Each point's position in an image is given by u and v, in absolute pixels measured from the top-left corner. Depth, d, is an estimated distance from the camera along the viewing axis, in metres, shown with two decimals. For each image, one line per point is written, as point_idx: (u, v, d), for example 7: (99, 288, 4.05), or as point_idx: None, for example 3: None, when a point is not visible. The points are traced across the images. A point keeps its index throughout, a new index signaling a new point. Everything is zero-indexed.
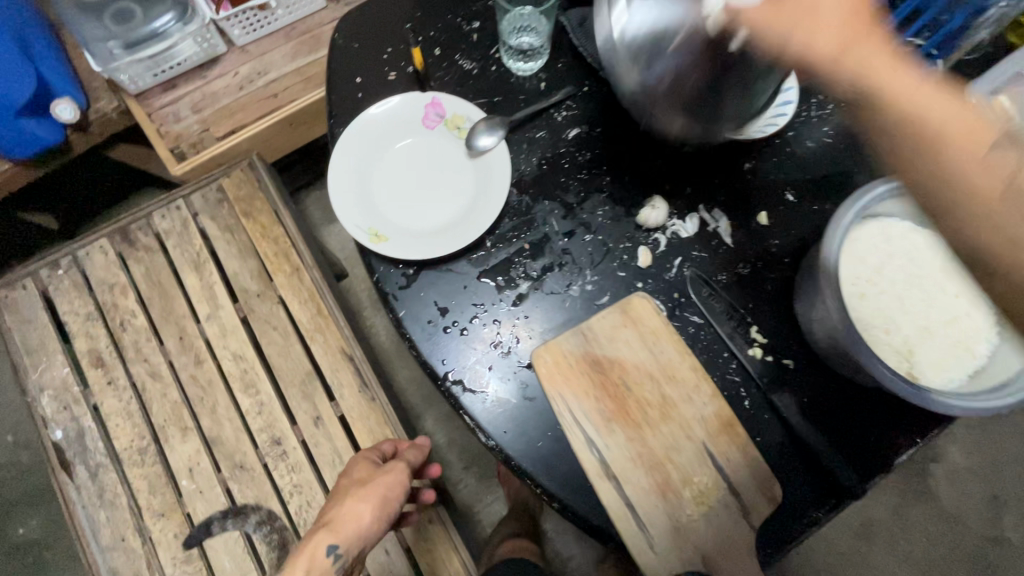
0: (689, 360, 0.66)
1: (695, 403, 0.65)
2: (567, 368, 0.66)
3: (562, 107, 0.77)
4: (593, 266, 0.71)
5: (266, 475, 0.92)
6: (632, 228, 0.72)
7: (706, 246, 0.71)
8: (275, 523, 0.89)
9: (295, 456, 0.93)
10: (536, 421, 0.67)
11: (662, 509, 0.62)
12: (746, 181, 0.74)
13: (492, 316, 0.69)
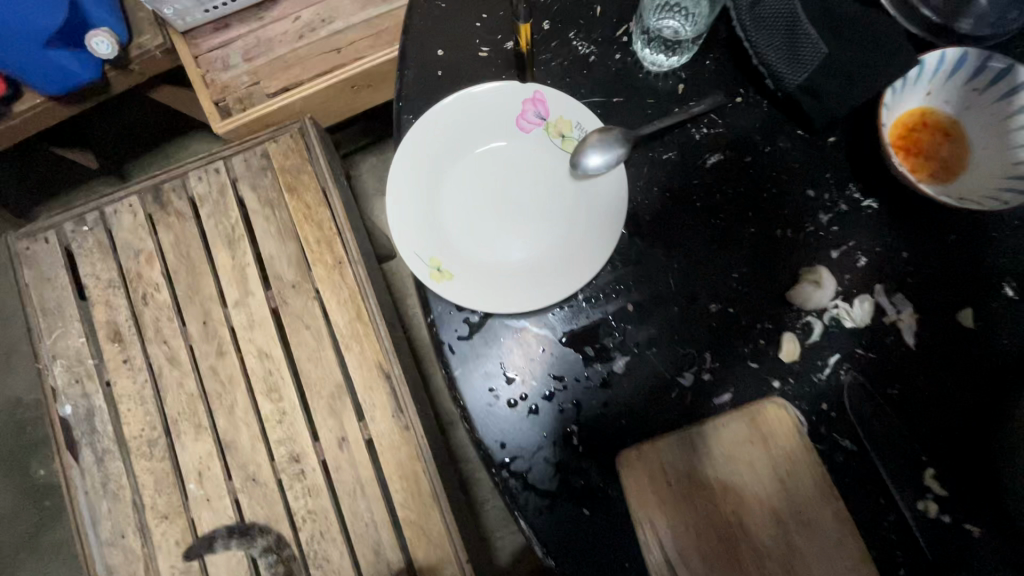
0: (833, 503, 0.49)
1: (833, 565, 0.47)
2: (664, 486, 0.49)
3: (703, 122, 0.57)
4: (714, 347, 0.53)
5: (279, 496, 0.81)
6: (775, 303, 0.54)
7: (876, 343, 0.52)
8: (284, 551, 0.80)
9: (314, 481, 0.82)
10: (609, 543, 0.50)
11: None
12: (948, 260, 0.53)
13: (571, 394, 0.53)
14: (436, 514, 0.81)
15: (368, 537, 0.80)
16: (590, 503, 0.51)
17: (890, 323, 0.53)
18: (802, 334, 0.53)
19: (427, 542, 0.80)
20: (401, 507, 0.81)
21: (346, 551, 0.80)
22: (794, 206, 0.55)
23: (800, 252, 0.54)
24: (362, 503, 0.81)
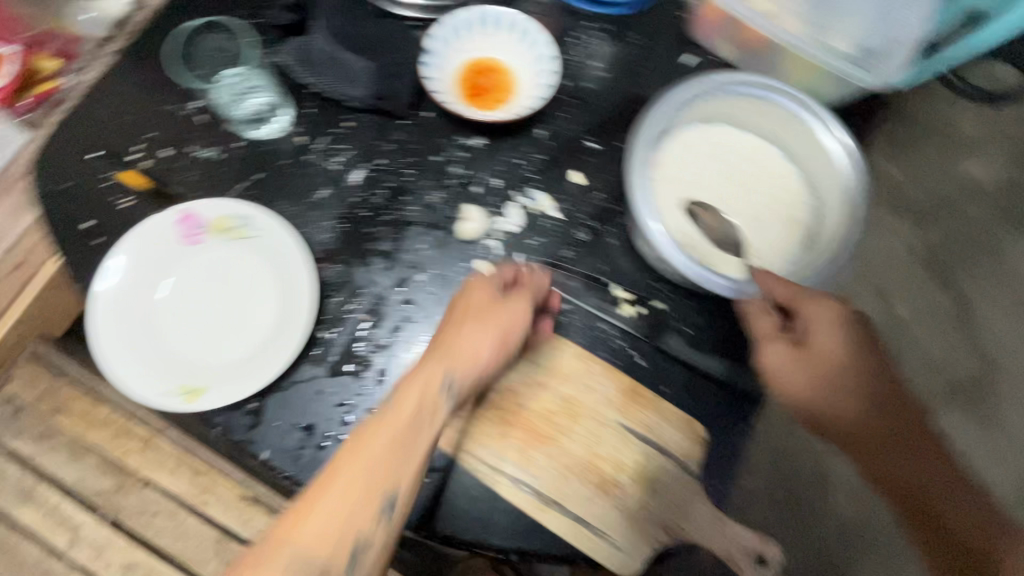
0: (571, 350, 0.64)
1: (593, 388, 0.63)
2: (462, 420, 0.61)
3: (332, 154, 0.68)
4: (440, 303, 0.65)
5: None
6: (460, 246, 0.67)
7: (538, 229, 0.68)
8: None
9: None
10: (456, 487, 0.61)
11: (608, 505, 0.60)
12: (546, 149, 0.71)
13: (362, 408, 0.62)
14: None
15: None
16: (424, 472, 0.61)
17: (538, 211, 0.68)
18: (488, 256, 0.67)
19: None
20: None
21: None
22: (431, 173, 0.69)
23: (453, 202, 0.68)
24: None
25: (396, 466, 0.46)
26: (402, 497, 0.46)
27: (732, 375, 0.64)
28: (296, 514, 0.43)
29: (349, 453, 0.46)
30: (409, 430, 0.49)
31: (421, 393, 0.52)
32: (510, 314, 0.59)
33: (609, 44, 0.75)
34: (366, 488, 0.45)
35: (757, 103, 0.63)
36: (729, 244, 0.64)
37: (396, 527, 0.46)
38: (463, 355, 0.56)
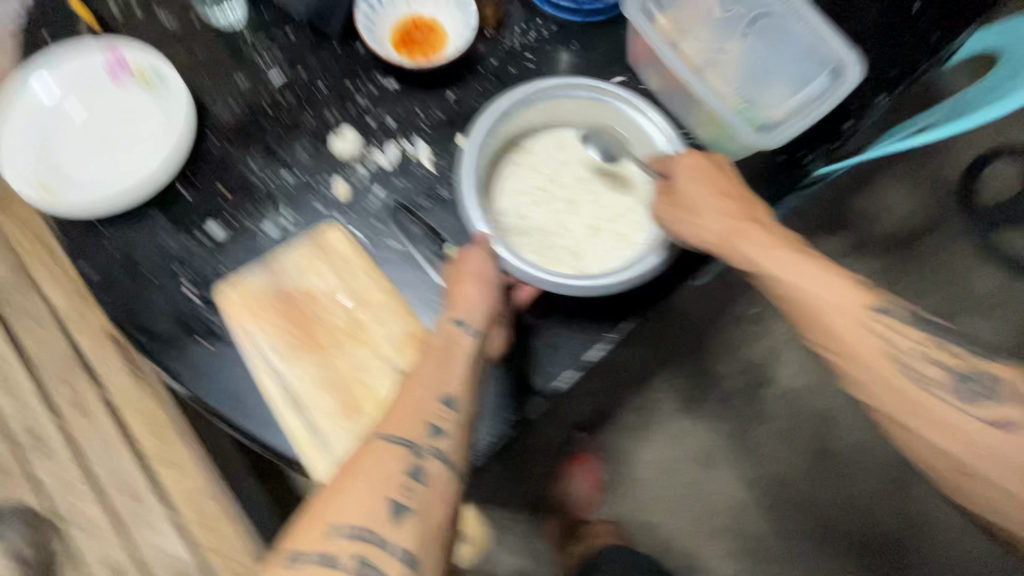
0: (381, 284, 0.67)
1: (385, 323, 0.65)
2: (256, 304, 0.65)
3: (264, 52, 0.76)
4: (291, 202, 0.71)
5: (42, 482, 0.91)
6: (332, 162, 0.73)
7: (406, 174, 0.72)
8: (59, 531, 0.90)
9: (73, 459, 0.91)
10: (227, 361, 0.64)
11: (346, 430, 0.62)
12: (447, 111, 0.75)
13: (183, 262, 0.68)
14: (184, 445, 0.92)
15: (119, 481, 0.91)
16: (207, 337, 0.65)
17: (414, 158, 0.73)
18: (353, 180, 0.72)
19: (174, 468, 0.92)
20: (153, 459, 0.91)
21: (100, 504, 0.91)
22: (339, 95, 0.75)
23: (345, 125, 0.74)
24: (114, 455, 0.91)
25: (403, 425, 0.55)
26: (430, 458, 0.54)
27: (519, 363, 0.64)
28: (316, 518, 0.51)
29: (359, 461, 0.53)
30: (420, 403, 0.56)
31: (422, 384, 0.57)
32: (465, 293, 0.60)
33: (546, 41, 0.79)
34: (388, 470, 0.52)
35: (609, 108, 0.67)
36: (560, 237, 0.67)
37: (428, 500, 0.52)
38: (439, 341, 0.59)
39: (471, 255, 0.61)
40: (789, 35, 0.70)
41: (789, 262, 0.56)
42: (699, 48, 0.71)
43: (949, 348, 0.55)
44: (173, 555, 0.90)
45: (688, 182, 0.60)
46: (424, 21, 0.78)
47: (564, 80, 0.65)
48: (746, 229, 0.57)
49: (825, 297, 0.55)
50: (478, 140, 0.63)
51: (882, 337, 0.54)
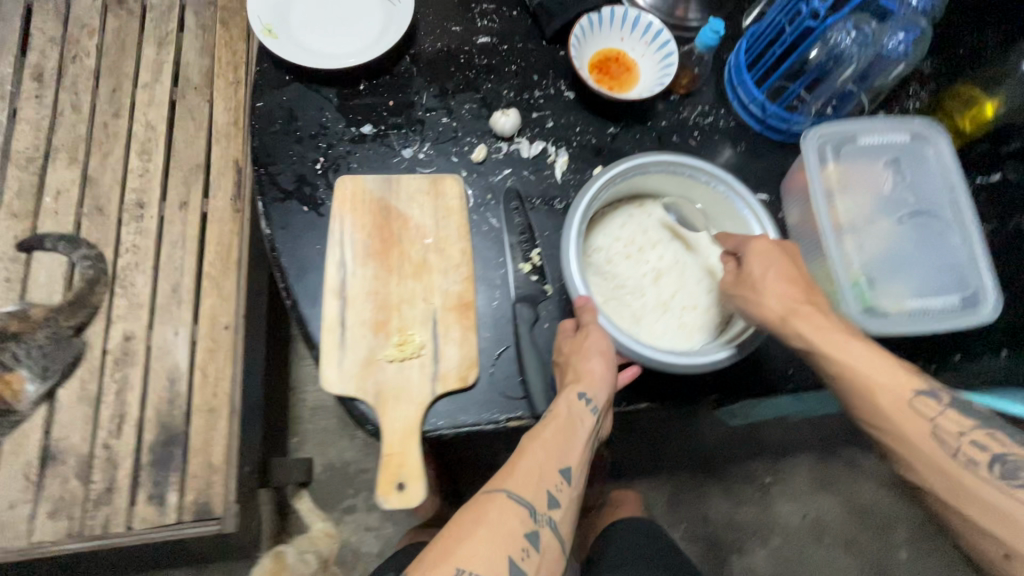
0: (463, 245, 0.72)
1: (447, 277, 0.70)
2: (360, 202, 0.72)
3: (486, 16, 0.84)
4: (434, 141, 0.78)
5: (112, 244, 0.98)
6: (485, 129, 0.79)
7: (537, 171, 0.78)
8: (95, 291, 0.94)
9: (145, 240, 0.99)
10: (312, 231, 0.72)
11: (365, 342, 0.67)
12: (601, 142, 0.80)
13: (327, 139, 0.76)
14: (234, 278, 0.99)
15: (171, 277, 0.98)
16: (310, 204, 0.73)
17: (551, 162, 0.78)
18: (493, 151, 0.78)
19: (217, 295, 0.98)
20: (206, 278, 0.98)
21: (150, 282, 0.97)
22: (522, 80, 0.82)
23: (513, 104, 0.80)
24: (179, 252, 0.99)
25: (525, 487, 0.60)
26: (547, 525, 0.59)
27: (533, 378, 0.67)
28: (442, 553, 0.55)
29: (480, 511, 0.58)
30: (542, 468, 0.61)
31: (543, 447, 0.61)
32: (582, 370, 0.61)
33: (718, 132, 0.82)
34: (511, 529, 0.57)
35: (734, 212, 0.68)
36: (631, 299, 0.69)
37: (539, 563, 0.58)
38: (564, 414, 0.62)
39: (587, 335, 0.63)
40: (942, 246, 0.69)
41: (853, 351, 0.57)
42: (856, 209, 0.70)
43: (1008, 436, 0.55)
44: (171, 365, 0.93)
45: (761, 265, 0.60)
46: (622, 59, 0.83)
47: (706, 168, 0.66)
48: (802, 309, 0.58)
49: (882, 396, 0.57)
50: (605, 179, 0.66)
51: (939, 431, 0.56)
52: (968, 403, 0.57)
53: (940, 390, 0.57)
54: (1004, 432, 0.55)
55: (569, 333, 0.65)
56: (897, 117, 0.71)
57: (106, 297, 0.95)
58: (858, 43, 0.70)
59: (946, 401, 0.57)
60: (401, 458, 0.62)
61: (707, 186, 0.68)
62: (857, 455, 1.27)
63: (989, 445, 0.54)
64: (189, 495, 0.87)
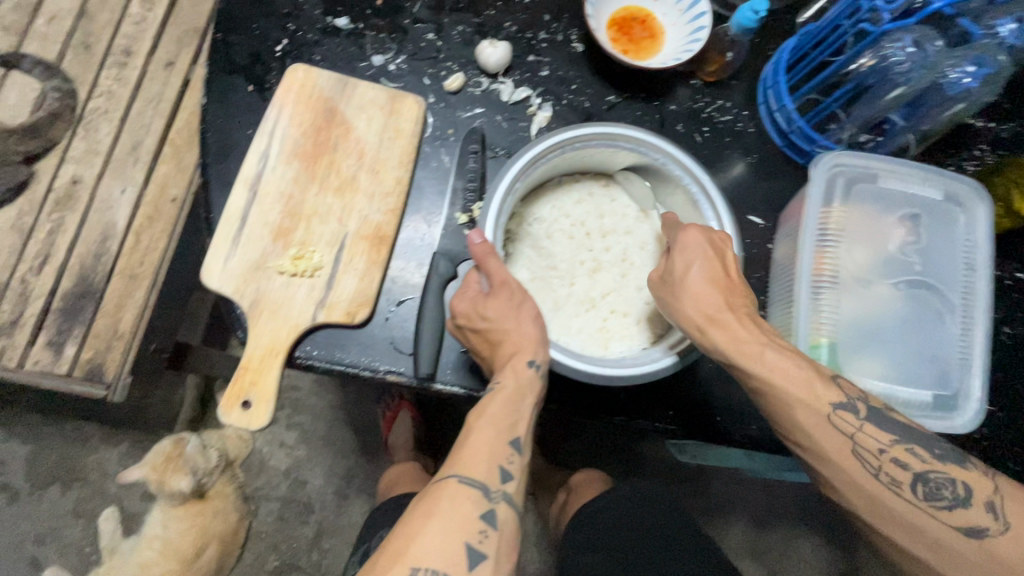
0: (401, 174, 0.65)
1: (371, 203, 0.63)
2: (306, 97, 0.65)
3: None
4: (411, 57, 0.69)
5: (88, 83, 0.95)
6: (471, 59, 0.70)
7: (512, 120, 0.68)
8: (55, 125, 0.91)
9: (121, 89, 0.95)
10: (249, 115, 0.66)
11: (262, 246, 0.61)
12: (594, 108, 0.70)
13: (297, 22, 0.69)
14: (197, 153, 0.95)
15: (134, 134, 0.94)
16: (256, 86, 0.67)
17: (530, 114, 0.69)
18: (471, 85, 0.69)
19: (175, 165, 0.94)
20: (169, 145, 0.94)
21: (113, 132, 0.93)
22: (531, 16, 0.71)
23: (510, 40, 0.70)
24: (150, 111, 0.95)
25: (475, 466, 0.52)
26: (503, 502, 0.51)
27: (425, 338, 0.59)
28: (392, 556, 0.47)
29: (430, 502, 0.50)
30: (492, 442, 0.53)
31: (491, 423, 0.53)
32: (516, 341, 0.55)
33: (732, 135, 0.70)
34: (462, 515, 0.49)
35: (700, 220, 0.61)
36: (556, 281, 0.65)
37: (499, 542, 0.49)
38: (513, 383, 0.53)
39: (501, 298, 0.56)
40: (936, 332, 0.58)
41: (768, 363, 0.51)
42: (852, 262, 0.59)
43: (933, 452, 0.50)
44: (108, 221, 0.90)
45: (683, 261, 0.56)
46: (647, 23, 0.71)
47: (687, 163, 0.59)
48: (720, 317, 0.53)
49: (799, 410, 0.51)
50: (565, 138, 0.59)
51: (860, 450, 0.50)
52: (888, 413, 0.51)
53: (858, 399, 0.51)
54: (926, 445, 0.50)
55: (473, 292, 0.58)
56: (931, 168, 0.60)
57: (66, 134, 0.92)
58: (914, 61, 0.57)
59: (866, 414, 0.50)
60: (256, 375, 0.58)
61: (682, 184, 0.61)
62: (801, 534, 1.16)
63: (912, 464, 0.49)
64: (87, 353, 0.85)
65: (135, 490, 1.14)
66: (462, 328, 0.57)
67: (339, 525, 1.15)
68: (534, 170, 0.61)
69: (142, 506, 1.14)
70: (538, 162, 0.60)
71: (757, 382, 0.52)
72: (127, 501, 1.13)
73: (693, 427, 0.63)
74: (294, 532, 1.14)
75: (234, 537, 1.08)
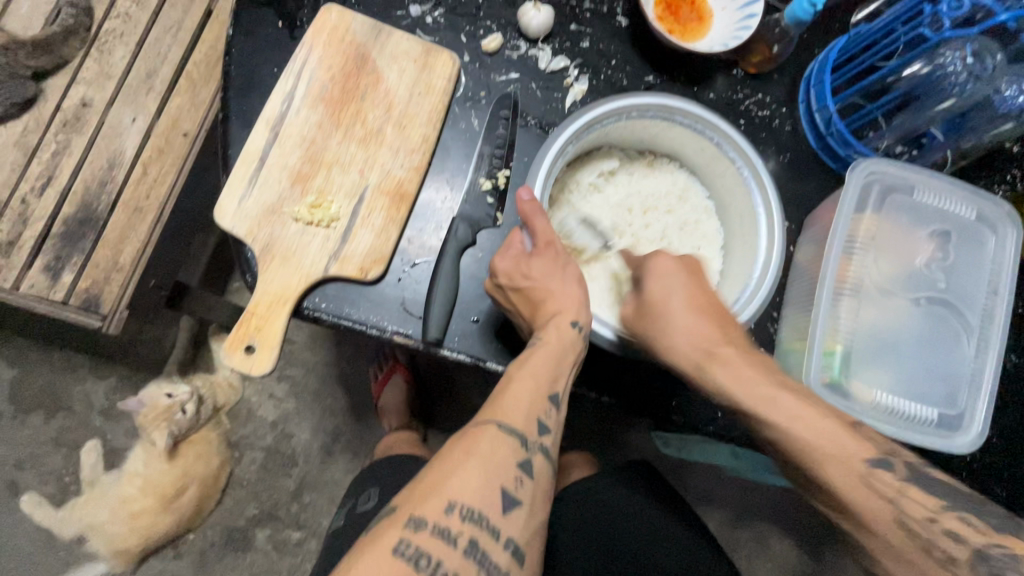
0: (428, 132, 0.63)
1: (394, 158, 0.61)
2: (337, 39, 0.62)
3: None
4: (450, 11, 0.67)
5: (105, 2, 0.91)
6: (511, 20, 0.67)
7: (547, 89, 0.66)
8: (68, 43, 0.87)
9: (140, 13, 0.91)
10: (278, 53, 0.63)
11: (280, 190, 0.59)
12: (631, 87, 0.68)
13: None
14: (212, 89, 0.92)
15: (150, 61, 0.90)
16: (287, 23, 0.64)
17: (566, 85, 0.66)
18: (508, 47, 0.66)
19: (188, 99, 0.91)
20: (184, 78, 0.90)
21: (129, 57, 0.90)
22: None
23: (553, 5, 0.67)
24: (168, 39, 0.91)
25: (515, 414, 0.52)
26: (538, 452, 0.52)
27: (436, 301, 0.58)
28: (430, 488, 0.48)
29: (468, 443, 0.50)
30: (532, 395, 0.53)
31: (532, 375, 0.53)
32: (559, 302, 0.55)
33: (768, 130, 0.69)
34: (499, 459, 0.50)
35: (747, 204, 0.60)
36: (592, 251, 0.65)
37: (532, 491, 0.51)
38: (556, 341, 0.53)
39: (546, 257, 0.57)
40: (951, 351, 0.58)
41: (783, 410, 0.48)
42: (876, 273, 0.58)
43: (958, 476, 0.47)
44: (116, 150, 0.87)
45: (662, 288, 0.55)
46: (703, 7, 0.68)
47: (742, 145, 0.58)
48: (720, 351, 0.51)
49: (833, 467, 0.47)
50: (620, 105, 0.58)
51: (905, 517, 0.45)
52: None
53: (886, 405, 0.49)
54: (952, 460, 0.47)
55: (516, 252, 0.57)
56: (968, 186, 0.59)
57: (79, 54, 0.89)
58: (970, 73, 0.57)
59: (892, 426, 0.49)
60: (263, 321, 0.57)
61: (733, 167, 0.60)
62: (771, 535, 1.17)
63: (965, 536, 0.44)
64: (84, 282, 0.83)
65: (119, 426, 1.13)
66: (503, 287, 0.56)
67: (321, 480, 1.15)
68: (588, 134, 0.60)
69: (125, 442, 1.13)
70: (591, 126, 0.59)
71: (774, 434, 0.49)
72: (111, 435, 1.12)
73: (693, 421, 0.62)
74: (276, 483, 1.14)
75: (215, 481, 1.08)
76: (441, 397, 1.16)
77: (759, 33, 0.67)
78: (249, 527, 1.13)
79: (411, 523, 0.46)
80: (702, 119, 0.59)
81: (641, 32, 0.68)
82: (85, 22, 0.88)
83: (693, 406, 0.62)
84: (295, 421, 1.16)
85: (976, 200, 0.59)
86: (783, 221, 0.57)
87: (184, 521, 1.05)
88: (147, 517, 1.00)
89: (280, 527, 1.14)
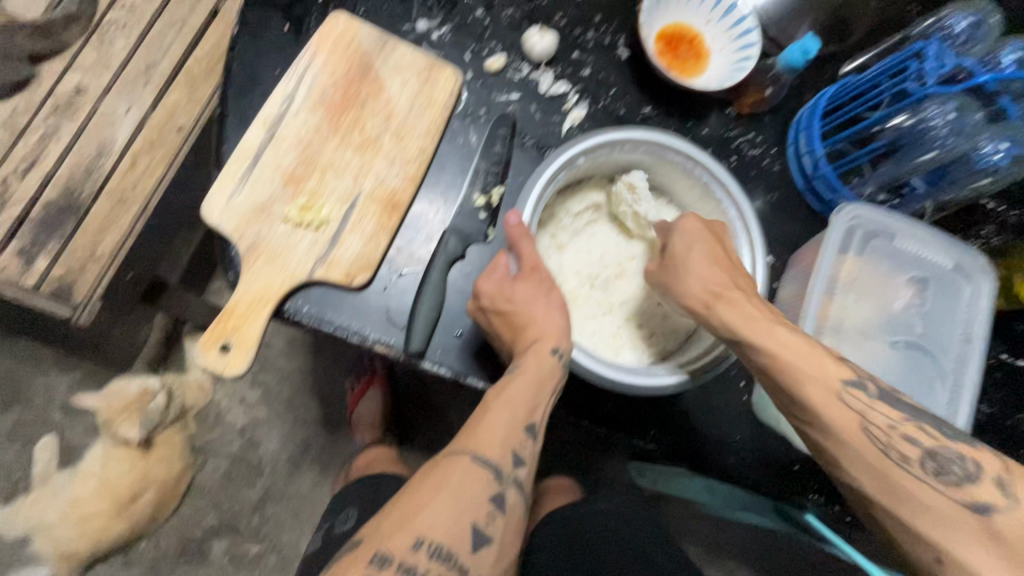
0: (425, 144, 0.63)
1: (389, 166, 0.61)
2: (343, 45, 0.63)
3: None
4: (457, 29, 0.68)
5: None
6: (516, 42, 0.68)
7: (546, 111, 0.67)
8: (69, 29, 0.87)
9: (145, 7, 0.91)
10: (282, 55, 0.64)
11: (270, 190, 0.59)
12: (628, 117, 0.69)
13: None
14: (213, 86, 0.92)
15: (151, 54, 0.90)
16: (294, 27, 0.64)
17: (565, 109, 0.68)
18: (511, 69, 0.68)
19: (188, 94, 0.90)
20: (184, 73, 0.90)
21: (129, 47, 0.90)
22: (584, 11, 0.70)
23: (557, 31, 0.69)
24: (171, 33, 0.91)
25: (490, 447, 0.51)
26: (511, 486, 0.51)
27: (421, 313, 0.57)
28: (397, 522, 0.47)
29: (440, 475, 0.50)
30: (507, 425, 0.52)
31: (508, 404, 0.52)
32: (540, 327, 0.55)
33: (757, 169, 0.70)
34: (473, 495, 0.49)
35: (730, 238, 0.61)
36: (579, 275, 0.65)
37: (505, 525, 0.50)
38: (534, 369, 0.53)
39: (529, 282, 0.57)
40: (924, 396, 0.58)
41: (780, 339, 0.50)
42: (855, 317, 0.60)
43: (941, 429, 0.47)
44: (106, 138, 0.86)
45: (685, 243, 0.57)
46: (701, 46, 0.70)
47: (729, 182, 0.60)
48: (728, 294, 0.53)
49: (831, 412, 0.47)
50: (614, 134, 0.59)
51: (870, 427, 0.47)
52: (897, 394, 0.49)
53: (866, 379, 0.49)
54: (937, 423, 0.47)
55: (501, 275, 0.57)
56: (947, 236, 0.61)
57: (78, 40, 0.88)
58: (951, 129, 0.59)
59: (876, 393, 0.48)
60: (240, 321, 0.55)
61: (719, 201, 0.61)
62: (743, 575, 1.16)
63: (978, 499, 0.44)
64: (58, 270, 0.81)
65: (79, 423, 1.08)
66: (485, 310, 0.55)
67: (287, 492, 1.11)
68: (582, 162, 0.60)
69: (83, 440, 1.08)
70: (587, 153, 0.60)
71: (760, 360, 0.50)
72: (69, 431, 1.08)
73: (671, 450, 0.62)
74: (238, 493, 1.10)
75: (175, 486, 1.04)
76: (418, 412, 1.14)
77: (752, 76, 0.69)
78: (205, 538, 1.08)
79: (378, 558, 0.45)
80: (692, 155, 0.60)
81: (642, 65, 0.70)
82: (88, 9, 0.88)
83: (671, 437, 0.62)
84: (266, 427, 1.13)
85: (953, 252, 0.61)
86: (765, 257, 0.59)
87: (137, 528, 1.00)
88: (97, 521, 0.96)
89: (238, 539, 1.09)
